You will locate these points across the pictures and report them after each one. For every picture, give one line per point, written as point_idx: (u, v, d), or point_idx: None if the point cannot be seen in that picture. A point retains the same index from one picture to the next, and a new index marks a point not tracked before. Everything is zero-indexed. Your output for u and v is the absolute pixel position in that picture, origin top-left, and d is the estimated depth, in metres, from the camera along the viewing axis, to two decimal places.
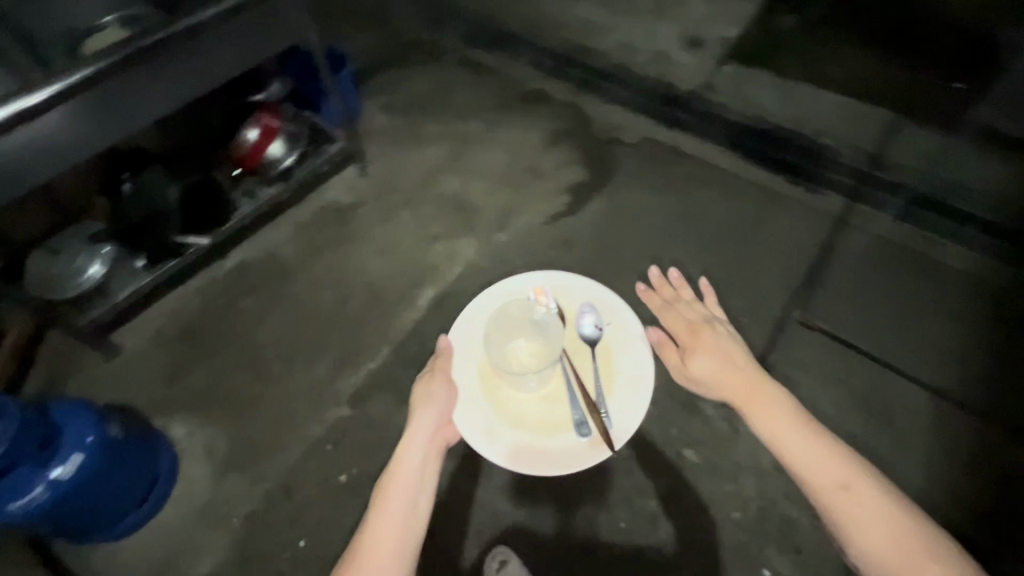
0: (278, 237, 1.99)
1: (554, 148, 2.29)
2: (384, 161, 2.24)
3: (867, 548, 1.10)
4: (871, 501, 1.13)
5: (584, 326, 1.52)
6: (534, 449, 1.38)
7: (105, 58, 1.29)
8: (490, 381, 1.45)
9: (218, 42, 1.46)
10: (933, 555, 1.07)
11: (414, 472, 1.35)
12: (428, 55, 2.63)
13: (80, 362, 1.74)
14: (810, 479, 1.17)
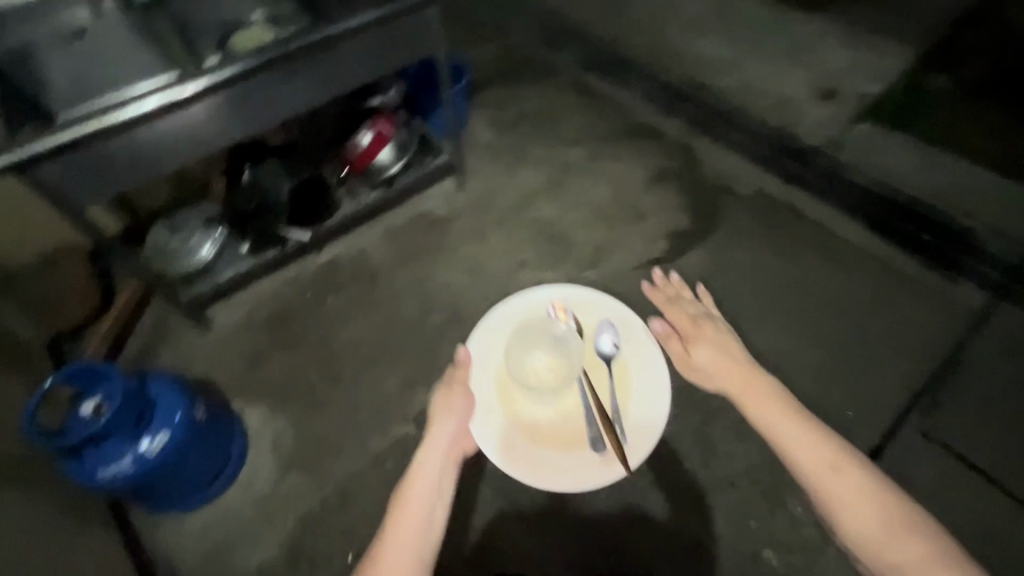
0: (371, 238, 2.01)
1: (657, 190, 2.20)
2: (482, 177, 2.23)
3: (861, 528, 1.18)
4: (859, 483, 1.22)
5: (602, 345, 1.64)
6: (553, 457, 1.51)
7: (253, 58, 1.34)
8: (512, 392, 1.58)
9: (357, 54, 1.49)
10: (920, 533, 1.15)
11: (437, 476, 1.37)
12: (540, 73, 2.60)
13: (174, 331, 1.81)
14: (805, 467, 1.26)
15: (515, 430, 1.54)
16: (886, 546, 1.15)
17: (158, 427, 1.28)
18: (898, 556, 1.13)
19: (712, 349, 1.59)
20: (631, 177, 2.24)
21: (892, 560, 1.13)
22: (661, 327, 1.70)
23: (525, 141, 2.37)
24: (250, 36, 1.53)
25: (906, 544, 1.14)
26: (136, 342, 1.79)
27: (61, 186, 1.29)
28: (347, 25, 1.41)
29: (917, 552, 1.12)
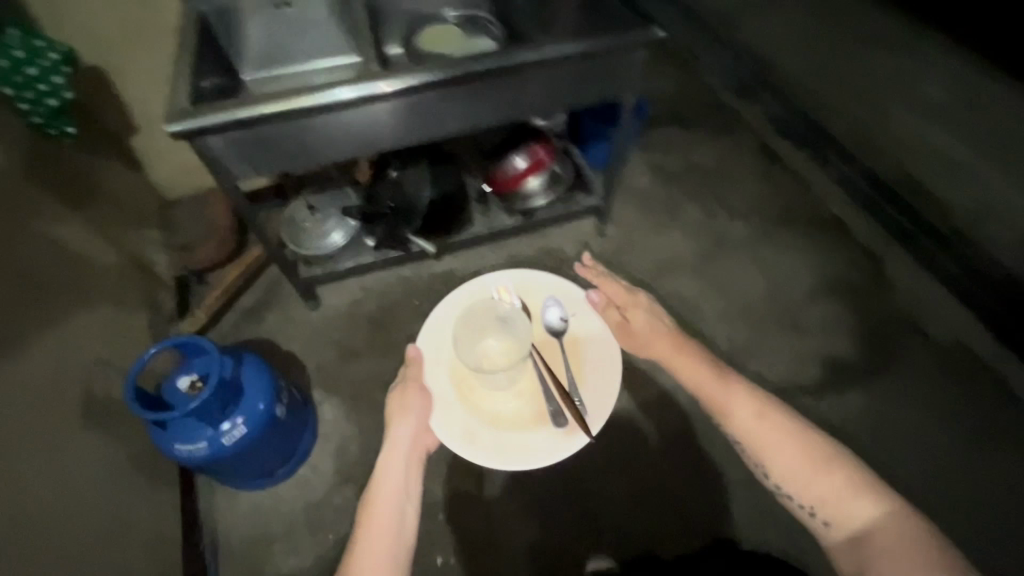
0: (492, 261, 1.89)
1: (826, 300, 1.85)
2: (626, 227, 2.02)
3: (791, 475, 1.03)
4: (754, 412, 1.09)
5: (550, 320, 1.32)
6: (515, 438, 1.19)
7: (444, 69, 1.22)
8: (469, 375, 1.25)
9: (549, 83, 1.34)
10: (838, 466, 1.02)
11: (398, 484, 1.16)
12: (722, 127, 2.33)
13: (283, 299, 1.83)
14: (723, 415, 1.13)
15: (476, 419, 1.21)
16: (817, 490, 1.01)
17: (240, 415, 1.26)
18: (824, 498, 1.00)
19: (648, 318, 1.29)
20: (795, 274, 1.91)
21: (830, 505, 1.00)
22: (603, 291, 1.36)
23: (681, 198, 2.11)
24: (437, 38, 1.53)
25: (829, 480, 1.01)
26: (247, 300, 1.82)
27: (228, 156, 1.24)
28: (550, 52, 1.25)
29: (862, 503, 0.98)
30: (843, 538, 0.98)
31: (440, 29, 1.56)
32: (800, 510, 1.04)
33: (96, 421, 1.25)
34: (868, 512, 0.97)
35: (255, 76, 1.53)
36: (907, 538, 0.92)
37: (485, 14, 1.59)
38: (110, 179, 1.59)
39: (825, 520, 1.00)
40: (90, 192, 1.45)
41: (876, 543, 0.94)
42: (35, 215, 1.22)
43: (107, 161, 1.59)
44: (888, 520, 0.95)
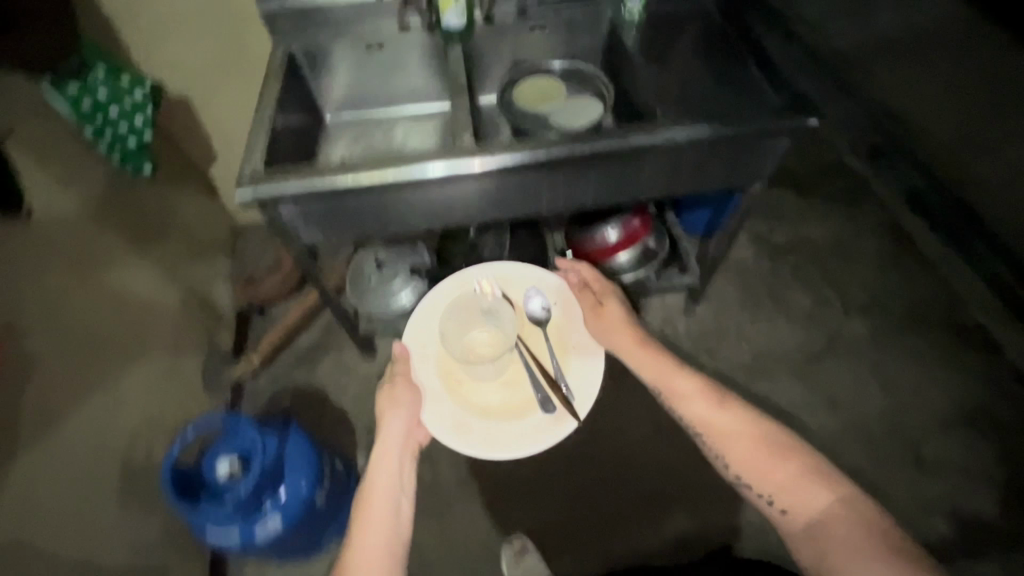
0: None
1: (963, 433, 1.54)
2: (722, 306, 1.78)
3: (748, 464, 1.00)
4: (710, 403, 1.07)
5: (531, 310, 1.17)
6: (504, 424, 1.05)
7: (549, 149, 1.05)
8: (457, 366, 1.12)
9: (668, 168, 1.14)
10: (794, 457, 0.99)
11: (395, 471, 1.05)
12: (845, 196, 2.02)
13: (341, 345, 1.74)
14: (680, 406, 1.09)
15: (464, 409, 1.06)
16: (773, 479, 0.98)
17: (279, 501, 1.16)
18: (782, 486, 0.97)
19: (611, 312, 1.19)
20: (924, 394, 1.60)
21: (786, 491, 0.96)
22: (578, 275, 1.25)
23: (789, 279, 1.83)
24: (538, 94, 1.37)
25: (785, 468, 0.98)
26: (304, 341, 1.74)
27: (297, 223, 1.12)
28: (675, 133, 1.05)
29: (818, 493, 0.94)
30: (799, 526, 0.93)
31: (542, 83, 1.38)
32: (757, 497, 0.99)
33: (134, 489, 1.17)
34: (821, 498, 0.94)
35: (337, 117, 1.46)
36: (860, 522, 0.89)
37: (596, 68, 1.40)
38: (184, 210, 1.54)
39: (783, 507, 0.96)
40: (161, 230, 1.40)
41: (831, 531, 0.90)
42: (99, 264, 1.16)
43: (183, 191, 1.54)
44: (840, 507, 0.92)
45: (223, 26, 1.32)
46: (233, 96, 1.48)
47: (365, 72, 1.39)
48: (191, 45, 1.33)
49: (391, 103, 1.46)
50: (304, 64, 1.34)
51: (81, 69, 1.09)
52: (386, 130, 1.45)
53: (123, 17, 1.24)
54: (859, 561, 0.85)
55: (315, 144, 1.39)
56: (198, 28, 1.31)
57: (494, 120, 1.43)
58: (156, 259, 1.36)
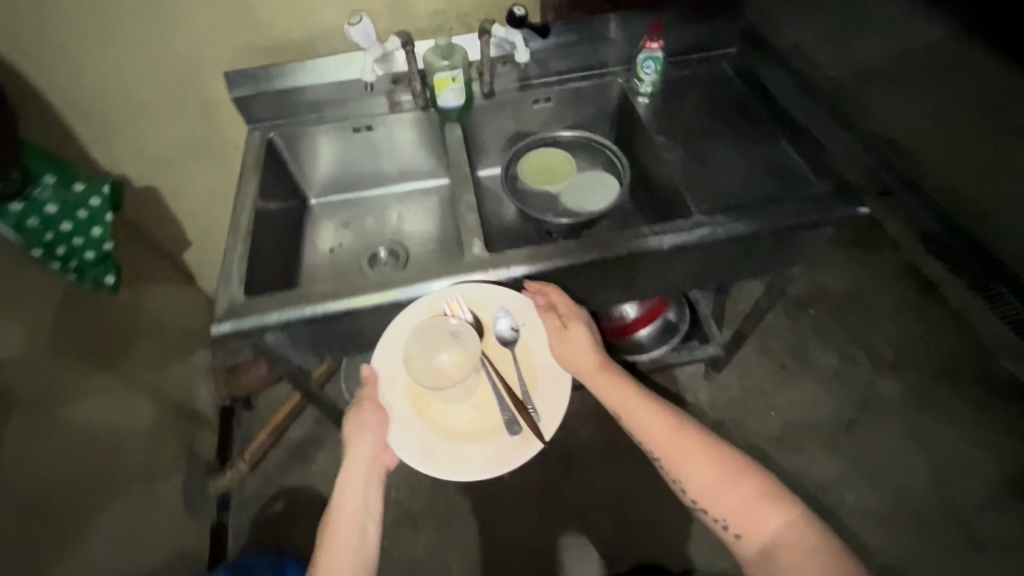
0: (578, 410, 1.65)
1: (1010, 501, 1.44)
2: (741, 370, 1.67)
3: (702, 489, 0.86)
4: (664, 423, 0.90)
5: (500, 330, 0.93)
6: (469, 455, 0.84)
7: (568, 257, 0.95)
8: (411, 391, 0.89)
9: (702, 263, 1.01)
10: (749, 477, 0.87)
11: (358, 505, 0.88)
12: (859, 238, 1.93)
13: (334, 437, 1.59)
14: (636, 427, 0.91)
15: (418, 441, 0.85)
16: (727, 505, 0.85)
17: None
18: (736, 510, 0.85)
19: (582, 326, 0.92)
20: (966, 459, 1.50)
21: (740, 517, 0.84)
22: (543, 297, 0.94)
23: (811, 335, 1.73)
24: (545, 171, 1.24)
25: (740, 493, 0.85)
26: (295, 435, 1.59)
27: (283, 348, 0.97)
28: (706, 225, 0.96)
29: (770, 515, 0.84)
30: (754, 552, 0.83)
31: (547, 156, 1.26)
32: (710, 521, 0.87)
33: None
34: (774, 522, 0.83)
35: (322, 201, 1.31)
36: (812, 548, 0.80)
37: (602, 137, 1.28)
38: (155, 307, 1.37)
39: (738, 531, 0.85)
40: (130, 340, 1.23)
41: (784, 557, 0.80)
42: (55, 404, 0.99)
43: (152, 288, 1.38)
44: (794, 531, 0.82)
45: (190, 112, 1.16)
46: (205, 182, 1.32)
47: (351, 153, 1.24)
48: (153, 133, 1.18)
49: (382, 183, 1.32)
50: (284, 150, 1.20)
51: (26, 181, 0.95)
52: (377, 213, 1.31)
53: (70, 110, 1.08)
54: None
55: (301, 235, 1.25)
56: (161, 115, 1.15)
57: (496, 197, 1.30)
58: (124, 375, 1.19)
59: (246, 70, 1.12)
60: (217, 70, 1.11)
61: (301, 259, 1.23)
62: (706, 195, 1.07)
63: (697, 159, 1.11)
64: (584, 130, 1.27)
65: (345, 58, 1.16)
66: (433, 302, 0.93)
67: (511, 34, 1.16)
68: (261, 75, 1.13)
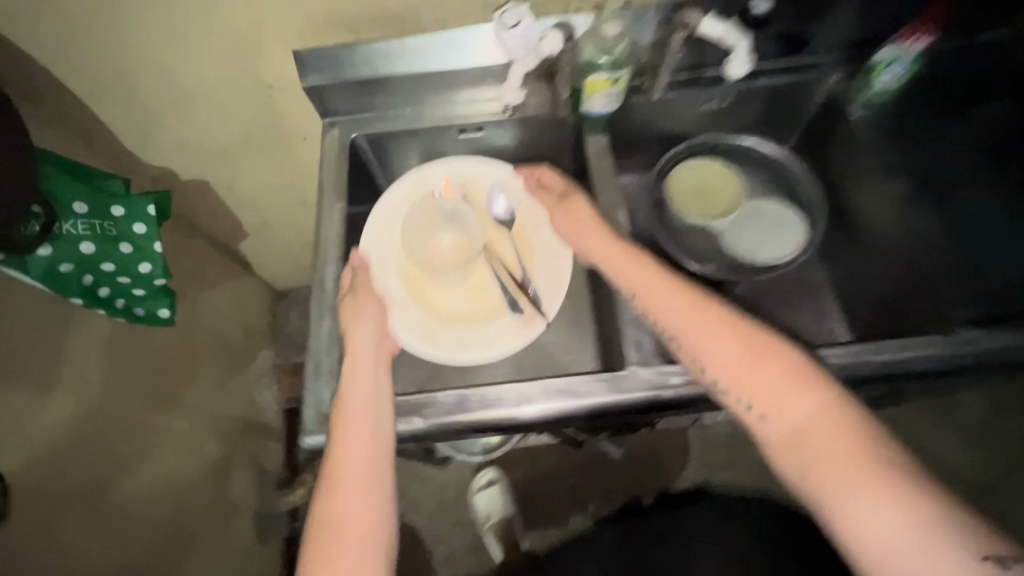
0: (675, 437, 1.47)
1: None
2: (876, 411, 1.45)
3: (723, 368, 0.69)
4: (680, 295, 0.74)
5: (496, 212, 0.91)
6: (471, 336, 0.83)
7: (850, 355, 0.72)
8: (396, 275, 0.86)
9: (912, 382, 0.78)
10: (779, 353, 0.68)
11: (369, 393, 0.72)
12: None
13: None
14: (644, 299, 0.76)
15: (414, 321, 0.83)
16: (751, 387, 0.67)
17: None
18: (759, 386, 0.67)
19: (587, 211, 0.83)
20: None
21: (767, 397, 0.66)
22: (535, 179, 0.90)
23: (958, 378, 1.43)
24: (701, 196, 0.96)
25: (771, 374, 0.67)
26: None
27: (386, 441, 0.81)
28: (920, 351, 0.71)
29: (804, 398, 0.65)
30: (782, 440, 0.65)
31: (708, 172, 0.97)
32: (730, 404, 0.69)
33: None
34: (808, 405, 0.64)
35: None
36: (852, 431, 0.62)
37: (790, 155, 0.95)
38: (216, 313, 1.20)
39: (762, 412, 0.67)
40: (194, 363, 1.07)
41: (816, 443, 0.62)
42: (111, 481, 0.83)
43: (212, 287, 1.19)
44: (832, 414, 0.63)
45: (250, 100, 0.88)
46: (267, 175, 1.07)
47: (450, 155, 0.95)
48: (205, 124, 0.91)
49: None
50: (370, 154, 0.92)
51: (52, 223, 0.72)
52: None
53: (101, 100, 0.82)
54: (846, 477, 0.60)
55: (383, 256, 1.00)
56: (214, 104, 0.88)
57: (637, 218, 1.00)
58: (188, 406, 1.04)
59: (321, 50, 0.80)
60: (284, 49, 0.80)
61: None
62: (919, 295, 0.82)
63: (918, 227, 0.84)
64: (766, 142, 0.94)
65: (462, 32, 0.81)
66: (426, 181, 0.91)
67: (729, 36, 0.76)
68: (340, 59, 0.81)
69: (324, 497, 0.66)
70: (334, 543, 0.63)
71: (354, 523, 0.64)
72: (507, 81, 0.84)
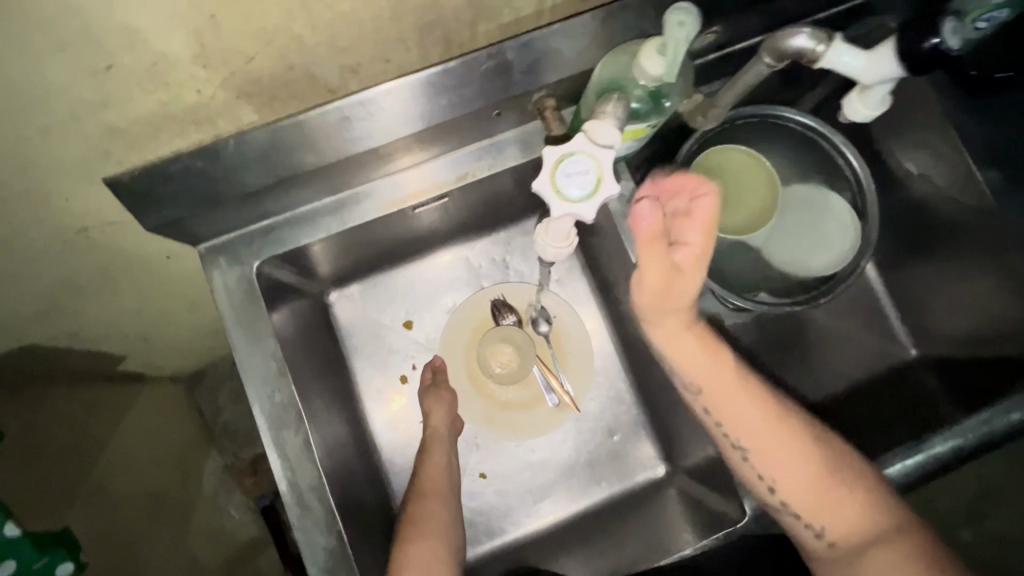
0: None
1: None
2: None
3: (800, 491, 0.56)
4: (759, 404, 0.57)
5: (541, 327, 0.79)
6: (522, 426, 0.77)
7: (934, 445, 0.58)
8: (460, 372, 0.79)
9: (958, 390, 0.71)
10: (856, 477, 0.56)
11: (448, 437, 0.71)
12: None
13: None
14: (710, 402, 0.59)
15: (474, 415, 0.77)
16: (828, 513, 0.55)
17: None
18: (833, 511, 0.55)
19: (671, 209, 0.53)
20: None
21: (842, 525, 0.55)
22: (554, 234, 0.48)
23: None
24: (728, 193, 0.73)
25: (852, 503, 0.55)
26: None
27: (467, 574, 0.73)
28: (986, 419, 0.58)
29: (875, 526, 0.54)
30: (847, 573, 0.55)
31: (737, 162, 0.73)
32: (796, 528, 0.57)
33: None
34: (878, 534, 0.54)
35: (346, 296, 0.77)
36: (925, 569, 0.52)
37: (853, 153, 0.74)
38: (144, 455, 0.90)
39: (831, 539, 0.56)
40: (134, 554, 0.78)
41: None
42: None
43: (121, 428, 0.87)
44: (906, 552, 0.53)
45: (59, 252, 0.53)
46: (131, 306, 0.72)
47: (393, 229, 0.67)
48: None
49: (452, 268, 0.79)
50: (288, 268, 0.62)
51: None
52: (430, 293, 0.79)
53: None
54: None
55: (340, 373, 0.75)
56: (1, 275, 0.52)
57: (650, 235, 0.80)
58: None
59: (159, 168, 0.46)
60: (88, 181, 0.45)
61: (361, 411, 0.77)
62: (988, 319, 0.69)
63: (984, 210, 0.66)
64: (825, 129, 0.72)
65: (412, 88, 0.49)
66: (481, 301, 0.79)
67: (870, 73, 0.50)
68: (202, 172, 0.48)
69: (412, 503, 0.65)
70: (416, 541, 0.60)
71: (436, 524, 0.63)
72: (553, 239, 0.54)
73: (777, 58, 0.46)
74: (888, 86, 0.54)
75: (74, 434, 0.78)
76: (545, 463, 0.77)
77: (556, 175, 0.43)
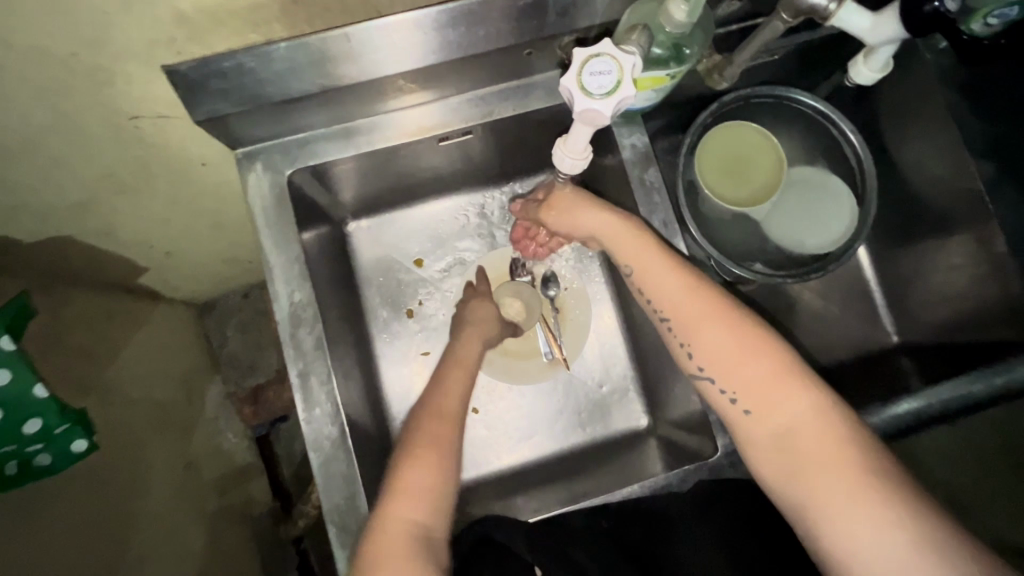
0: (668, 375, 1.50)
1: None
2: None
3: (716, 355, 0.59)
4: (683, 280, 0.62)
5: (549, 289, 0.83)
6: (517, 373, 0.81)
7: (901, 405, 0.63)
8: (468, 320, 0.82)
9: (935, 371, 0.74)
10: (774, 347, 0.58)
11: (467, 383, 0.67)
12: None
13: None
14: (641, 282, 0.64)
15: None
16: (735, 373, 0.58)
17: None
18: (748, 378, 0.57)
19: (593, 199, 0.68)
20: None
21: (752, 387, 0.57)
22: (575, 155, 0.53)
23: None
24: (736, 164, 0.76)
25: (764, 366, 0.57)
26: None
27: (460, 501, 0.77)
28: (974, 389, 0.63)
29: (793, 400, 0.55)
30: (760, 439, 0.56)
31: (748, 135, 0.77)
32: (712, 395, 0.60)
33: None
34: (797, 409, 0.55)
35: (365, 224, 0.82)
36: (840, 445, 0.53)
37: (858, 139, 0.77)
38: (154, 362, 0.94)
39: (746, 407, 0.57)
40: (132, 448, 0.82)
41: (802, 452, 0.54)
42: None
43: (134, 333, 0.91)
44: (822, 423, 0.54)
45: (110, 141, 0.57)
46: (161, 214, 0.76)
47: (416, 162, 0.71)
48: (45, 181, 0.59)
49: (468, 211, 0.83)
50: (314, 185, 0.66)
51: None
52: (443, 233, 0.83)
53: None
54: (835, 488, 0.51)
55: (352, 298, 0.79)
56: (53, 157, 0.57)
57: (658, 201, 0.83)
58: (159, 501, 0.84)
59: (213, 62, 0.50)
60: (149, 68, 0.49)
61: (367, 337, 0.80)
62: (971, 308, 0.73)
63: (977, 201, 0.70)
64: (836, 115, 0.76)
65: (452, 16, 0.52)
66: (496, 257, 0.83)
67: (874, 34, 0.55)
68: (251, 72, 0.52)
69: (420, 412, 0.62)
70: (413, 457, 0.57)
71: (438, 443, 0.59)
72: (565, 141, 0.53)
73: (792, 14, 0.50)
74: (892, 48, 0.60)
75: (95, 332, 0.82)
76: (533, 400, 0.81)
77: (581, 74, 0.47)
